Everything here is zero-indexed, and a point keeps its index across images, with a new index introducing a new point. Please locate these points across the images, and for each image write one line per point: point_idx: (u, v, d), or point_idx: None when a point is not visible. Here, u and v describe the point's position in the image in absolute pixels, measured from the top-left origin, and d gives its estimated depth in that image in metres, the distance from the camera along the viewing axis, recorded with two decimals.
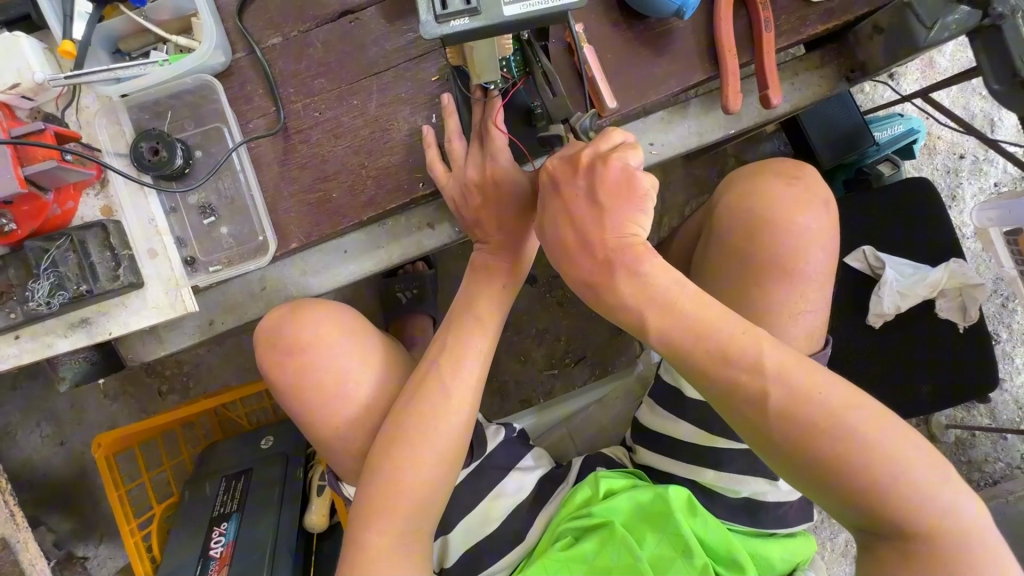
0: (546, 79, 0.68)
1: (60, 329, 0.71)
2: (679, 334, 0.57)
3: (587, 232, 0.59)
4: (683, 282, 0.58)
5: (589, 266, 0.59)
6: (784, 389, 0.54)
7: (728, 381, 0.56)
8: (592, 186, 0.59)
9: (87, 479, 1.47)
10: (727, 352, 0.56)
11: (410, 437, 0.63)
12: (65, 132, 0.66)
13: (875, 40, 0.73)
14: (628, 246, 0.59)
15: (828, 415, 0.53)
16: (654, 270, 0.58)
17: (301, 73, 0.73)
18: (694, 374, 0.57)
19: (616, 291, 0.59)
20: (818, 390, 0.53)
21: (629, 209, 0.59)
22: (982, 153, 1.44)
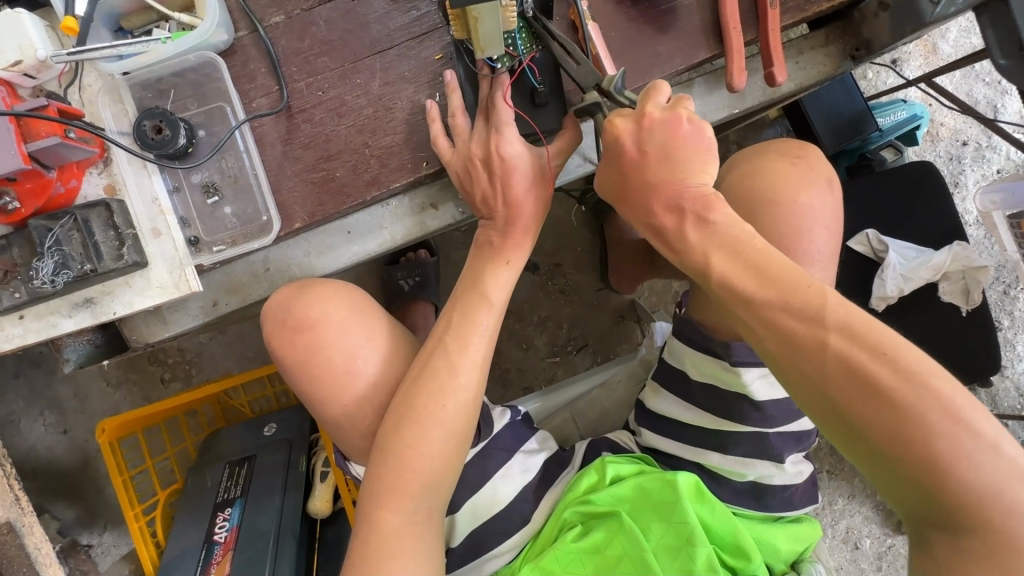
0: (561, 50, 0.66)
1: (64, 309, 0.71)
2: (739, 278, 0.56)
3: (663, 185, 0.60)
4: (751, 235, 0.58)
5: (666, 218, 0.60)
6: (847, 341, 0.51)
7: (782, 328, 0.54)
8: (665, 142, 0.60)
9: (92, 467, 1.48)
10: (788, 300, 0.54)
11: (421, 415, 0.63)
12: (68, 108, 0.66)
13: (881, 17, 0.72)
14: (698, 196, 0.59)
15: (893, 377, 0.50)
16: (725, 220, 0.58)
17: (304, 52, 0.73)
18: (746, 320, 0.56)
19: (684, 238, 0.59)
20: (886, 350, 0.51)
21: (696, 160, 0.60)
22: (985, 139, 1.43)
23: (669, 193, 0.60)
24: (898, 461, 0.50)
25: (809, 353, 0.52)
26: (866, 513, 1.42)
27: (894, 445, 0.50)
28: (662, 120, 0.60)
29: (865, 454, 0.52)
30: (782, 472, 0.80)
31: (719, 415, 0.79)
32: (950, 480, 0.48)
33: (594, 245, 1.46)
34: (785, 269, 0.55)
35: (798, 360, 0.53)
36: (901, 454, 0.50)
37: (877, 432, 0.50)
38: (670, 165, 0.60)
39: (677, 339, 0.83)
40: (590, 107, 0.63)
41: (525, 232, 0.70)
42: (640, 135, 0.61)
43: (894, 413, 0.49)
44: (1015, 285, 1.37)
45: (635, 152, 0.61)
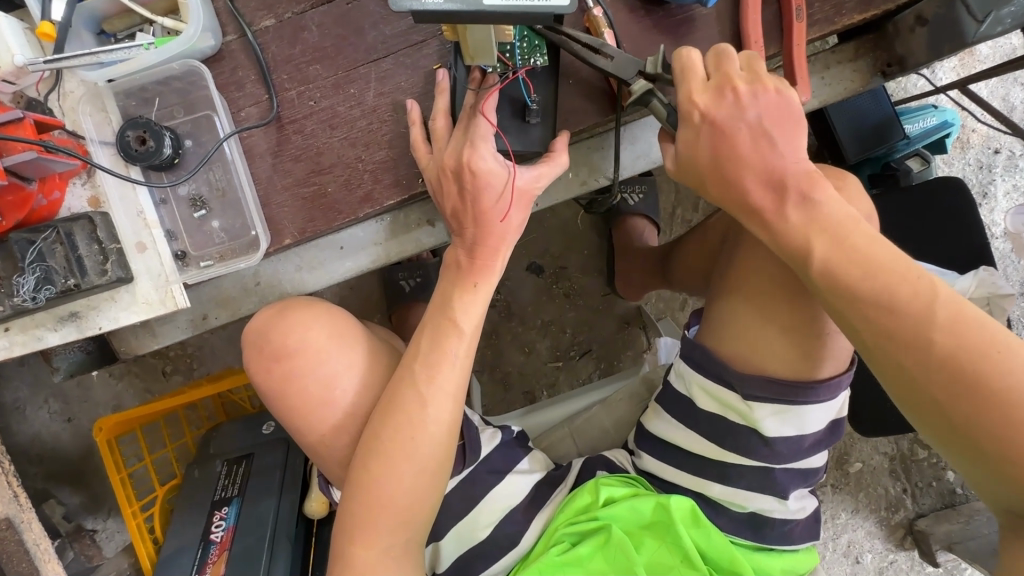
0: (588, 50, 0.63)
1: (49, 323, 0.69)
2: (841, 267, 0.55)
3: (757, 162, 0.58)
4: (853, 220, 0.56)
5: (765, 196, 0.58)
6: (954, 338, 0.51)
7: (886, 322, 0.53)
8: (760, 117, 0.58)
9: (96, 455, 1.49)
10: (894, 294, 0.52)
11: (389, 451, 0.61)
12: (46, 119, 0.63)
13: (917, 32, 0.66)
14: (800, 174, 0.57)
15: (1004, 377, 0.49)
16: (828, 201, 0.56)
17: (295, 58, 0.69)
18: (845, 313, 0.55)
19: (784, 221, 0.57)
20: (999, 348, 0.50)
21: (791, 129, 0.58)
22: (1019, 148, 1.35)
23: (765, 169, 0.58)
24: (996, 460, 0.50)
25: (912, 349, 0.52)
26: (869, 528, 1.39)
27: (996, 445, 0.50)
28: (751, 92, 0.58)
29: (958, 448, 0.52)
30: (784, 507, 0.77)
31: (723, 446, 0.76)
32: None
33: (602, 249, 1.42)
34: (891, 259, 0.53)
35: (900, 356, 0.52)
36: (1003, 454, 0.50)
37: (979, 431, 0.50)
38: (762, 140, 0.58)
39: (685, 363, 0.78)
40: (644, 97, 0.61)
41: (494, 253, 0.64)
42: (727, 105, 0.59)
43: (999, 414, 0.49)
44: None
45: (724, 122, 0.58)
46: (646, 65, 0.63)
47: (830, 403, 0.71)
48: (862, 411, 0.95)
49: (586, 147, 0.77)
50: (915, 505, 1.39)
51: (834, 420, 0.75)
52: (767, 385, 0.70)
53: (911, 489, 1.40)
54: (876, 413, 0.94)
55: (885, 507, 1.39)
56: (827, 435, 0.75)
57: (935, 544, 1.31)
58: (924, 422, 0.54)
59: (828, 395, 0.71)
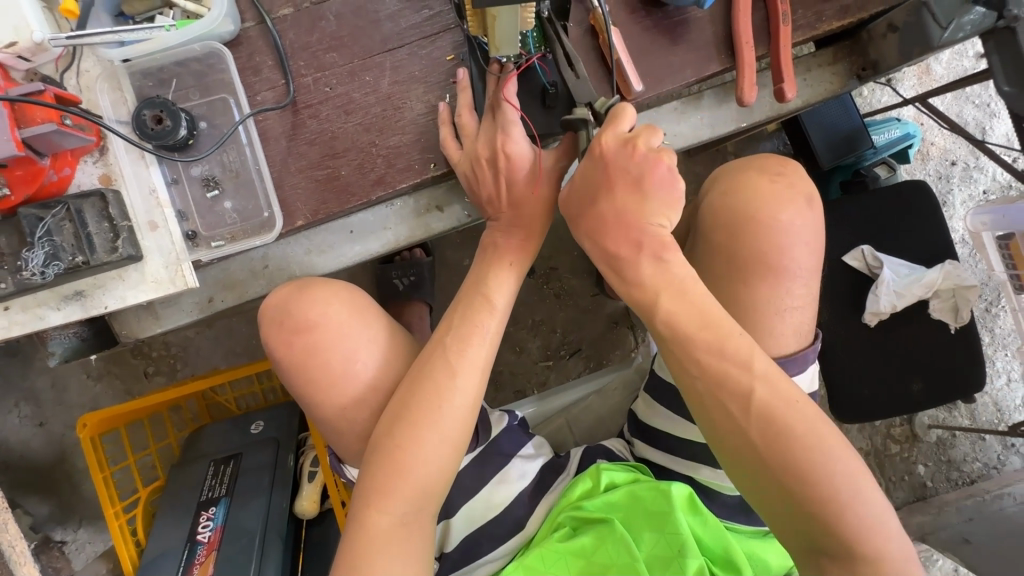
0: (565, 58, 0.66)
1: (52, 302, 0.68)
2: (682, 316, 0.60)
3: (625, 219, 0.61)
4: (694, 277, 0.62)
5: (624, 247, 0.62)
6: (770, 389, 0.57)
7: (715, 370, 0.58)
8: (643, 179, 0.60)
9: (69, 462, 1.41)
10: (722, 346, 0.58)
11: (414, 418, 0.62)
12: (65, 94, 0.64)
13: (889, 38, 0.73)
14: (658, 237, 0.61)
15: (802, 424, 0.56)
16: (676, 262, 0.62)
17: (312, 46, 0.71)
18: (683, 361, 0.60)
19: (637, 272, 0.62)
20: (798, 399, 0.57)
21: (663, 202, 0.61)
22: (973, 160, 1.47)
23: (630, 225, 0.61)
24: (798, 499, 0.55)
25: (736, 395, 0.57)
26: None
27: (798, 486, 0.55)
28: (643, 159, 0.59)
29: (773, 492, 0.57)
30: None
31: (706, 429, 0.79)
32: (841, 517, 0.54)
33: (591, 251, 1.45)
34: (721, 315, 0.60)
35: (726, 401, 0.57)
36: (805, 494, 0.55)
37: (785, 473, 0.56)
38: (638, 201, 0.60)
39: (665, 355, 0.81)
40: (574, 126, 0.65)
41: (526, 232, 0.68)
42: (615, 163, 0.60)
43: (797, 456, 0.55)
44: (997, 302, 1.41)
45: (608, 177, 0.60)
46: (596, 103, 0.64)
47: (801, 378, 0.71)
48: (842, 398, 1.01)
49: None
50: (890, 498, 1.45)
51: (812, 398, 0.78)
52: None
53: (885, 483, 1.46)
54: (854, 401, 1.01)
55: None
56: None
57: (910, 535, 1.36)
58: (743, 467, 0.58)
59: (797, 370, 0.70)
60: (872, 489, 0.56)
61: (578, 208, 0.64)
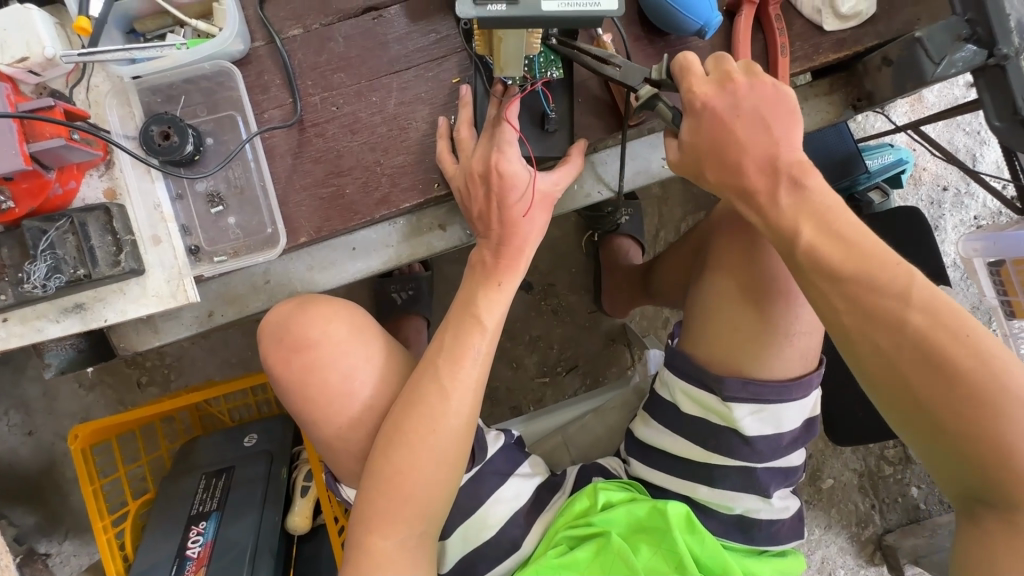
0: (596, 61, 0.67)
1: (51, 314, 0.68)
2: (827, 248, 0.59)
3: (755, 149, 0.62)
4: (842, 208, 0.61)
5: (760, 179, 0.63)
6: (928, 322, 0.55)
7: (866, 305, 0.58)
8: (756, 106, 0.62)
9: (56, 473, 1.38)
10: (875, 280, 0.57)
11: (410, 441, 0.63)
12: (74, 110, 0.64)
13: (884, 70, 0.75)
14: (795, 162, 0.62)
15: (970, 358, 0.54)
16: (820, 186, 0.61)
17: (320, 66, 0.72)
18: (828, 293, 0.59)
19: (779, 203, 0.62)
20: (968, 332, 0.55)
21: (785, 122, 0.63)
22: (964, 186, 1.50)
23: (761, 155, 0.62)
24: (959, 437, 0.55)
25: (886, 327, 0.57)
26: (842, 544, 1.43)
27: (960, 423, 0.54)
28: (748, 85, 0.63)
29: (925, 426, 0.57)
30: (769, 506, 0.80)
31: (707, 448, 0.78)
32: (1012, 460, 0.53)
33: (589, 267, 1.46)
34: (876, 246, 0.58)
35: (875, 333, 0.57)
36: (969, 433, 0.54)
37: (944, 408, 0.55)
38: (758, 128, 0.62)
39: (669, 371, 0.82)
40: (650, 101, 0.66)
41: (518, 253, 0.69)
42: (721, 97, 0.63)
43: (962, 392, 0.54)
44: (989, 326, 1.42)
45: (724, 111, 0.63)
46: (651, 73, 0.67)
47: (802, 401, 0.76)
48: (838, 420, 1.00)
49: (592, 160, 0.82)
50: (883, 521, 1.45)
51: (807, 418, 0.79)
52: (744, 386, 0.74)
53: (879, 505, 1.45)
54: (852, 424, 0.99)
55: (856, 523, 1.44)
56: (801, 433, 0.78)
57: (903, 559, 1.36)
58: (892, 400, 0.58)
59: (799, 394, 0.75)
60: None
61: (704, 144, 0.64)
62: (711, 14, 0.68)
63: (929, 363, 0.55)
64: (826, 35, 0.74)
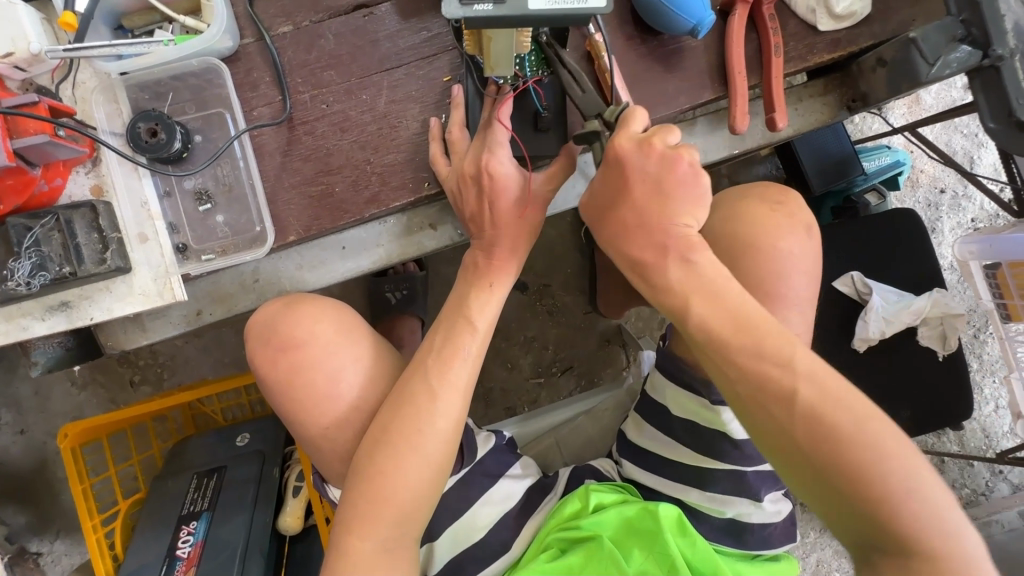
0: (568, 73, 0.66)
1: (37, 312, 0.67)
2: (716, 319, 0.58)
3: (647, 224, 0.60)
4: (727, 277, 0.60)
5: (648, 251, 0.61)
6: (811, 386, 0.55)
7: (754, 374, 0.56)
8: (660, 178, 0.59)
9: (48, 472, 1.38)
10: (761, 349, 0.56)
11: (397, 443, 0.62)
12: (60, 106, 0.64)
13: (878, 72, 0.74)
14: (682, 237, 0.60)
15: (851, 423, 0.54)
16: (705, 259, 0.60)
17: (310, 64, 0.72)
18: (720, 365, 0.58)
19: (666, 275, 0.60)
20: (846, 397, 0.55)
21: (687, 201, 0.60)
22: (962, 188, 1.49)
23: (653, 228, 0.60)
24: (854, 501, 0.54)
25: (776, 399, 0.55)
26: (837, 546, 1.43)
27: (853, 488, 0.53)
28: (654, 156, 0.59)
29: (822, 494, 0.55)
30: (761, 510, 0.78)
31: (699, 450, 0.78)
32: (901, 517, 0.52)
33: (584, 268, 1.45)
34: (758, 315, 0.58)
35: (765, 402, 0.56)
36: (861, 497, 0.53)
37: (836, 474, 0.54)
38: (658, 202, 0.60)
39: (660, 374, 0.81)
40: (586, 139, 0.63)
41: (510, 254, 0.68)
42: (628, 162, 0.60)
43: (852, 458, 0.53)
44: (985, 329, 1.42)
45: (631, 176, 0.60)
46: (603, 112, 0.64)
47: None
48: None
49: (585, 159, 0.81)
50: None
51: None
52: None
53: None
54: None
55: None
56: None
57: None
58: (789, 471, 0.57)
59: None
60: (934, 484, 0.53)
61: (604, 212, 0.62)
62: (704, 14, 0.67)
63: (814, 428, 0.54)
64: (820, 35, 0.74)
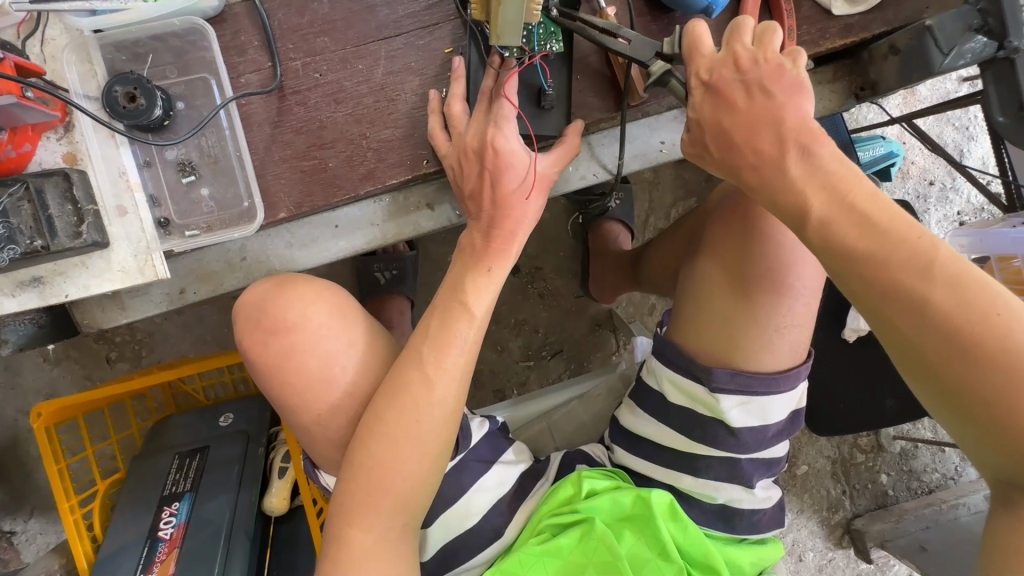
0: (601, 34, 0.64)
1: (6, 288, 0.63)
2: (842, 226, 0.56)
3: (759, 118, 0.59)
4: (859, 180, 0.57)
5: (768, 150, 0.59)
6: (954, 301, 0.52)
7: (887, 284, 0.54)
8: (762, 77, 0.59)
9: (19, 450, 1.32)
10: (896, 257, 0.53)
11: (392, 431, 0.61)
12: (27, 64, 0.59)
13: (890, 60, 0.73)
14: (802, 128, 0.58)
15: (998, 338, 0.51)
16: (830, 156, 0.57)
17: (302, 29, 0.67)
18: (846, 274, 0.56)
19: (786, 173, 0.58)
20: (997, 312, 0.51)
21: (794, 92, 0.58)
22: (950, 181, 1.51)
23: (770, 124, 0.58)
24: (998, 420, 0.52)
25: (910, 311, 0.53)
26: (813, 528, 1.47)
27: (992, 408, 0.51)
28: (752, 58, 0.59)
29: (957, 407, 0.54)
30: (751, 496, 0.80)
31: (693, 438, 0.78)
32: None
33: (577, 251, 1.43)
34: (894, 221, 0.54)
35: (896, 316, 0.54)
36: (1001, 418, 0.51)
37: (973, 392, 0.52)
38: (761, 99, 0.59)
39: (656, 359, 0.81)
40: (664, 77, 0.62)
41: (510, 238, 0.66)
42: (727, 69, 0.60)
43: (992, 378, 0.51)
44: None
45: (727, 84, 0.60)
46: (663, 47, 0.64)
47: (790, 394, 0.75)
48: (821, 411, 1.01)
49: (588, 141, 0.78)
50: (853, 506, 1.48)
51: (795, 411, 0.78)
52: (733, 377, 0.73)
53: (850, 491, 1.49)
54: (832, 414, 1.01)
55: (827, 508, 1.48)
56: (787, 425, 0.78)
57: (870, 542, 1.40)
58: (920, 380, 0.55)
59: (788, 386, 0.75)
60: None
61: (709, 120, 0.61)
62: None
63: (952, 342, 0.52)
64: (834, 19, 0.72)
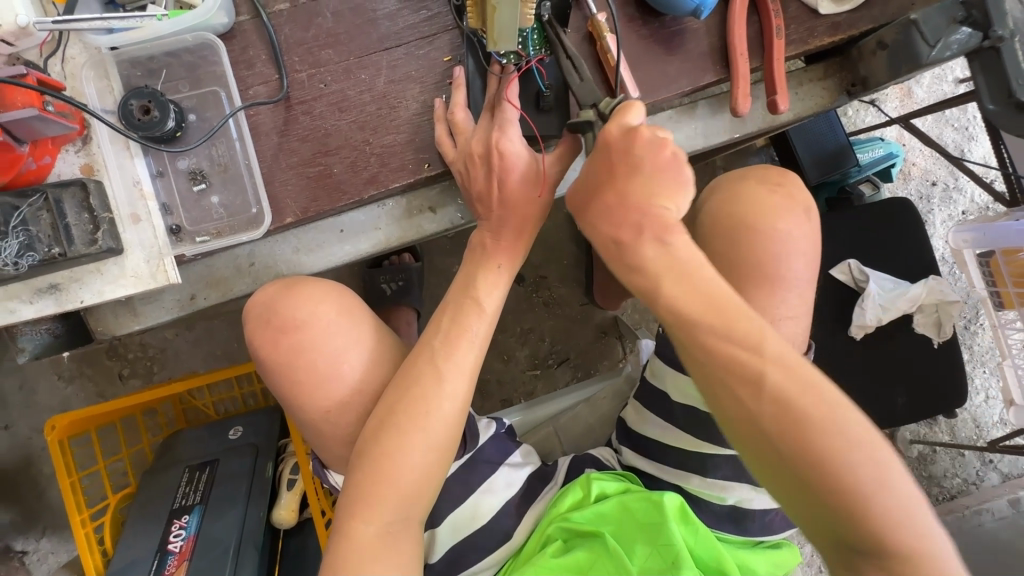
0: (568, 61, 0.66)
1: (25, 295, 0.65)
2: (687, 302, 0.56)
3: (627, 200, 0.59)
4: (704, 266, 0.58)
5: (625, 228, 0.59)
6: (782, 375, 0.52)
7: (722, 357, 0.54)
8: (642, 161, 0.58)
9: (33, 468, 1.34)
10: (730, 330, 0.54)
11: (401, 423, 0.61)
12: (49, 80, 0.63)
13: (878, 55, 0.74)
14: (658, 219, 0.58)
15: (822, 413, 0.51)
16: (680, 243, 0.58)
17: (307, 43, 0.70)
18: (691, 345, 0.55)
19: (640, 254, 0.58)
20: (817, 385, 0.52)
21: (666, 183, 0.58)
22: (953, 180, 1.51)
23: (635, 207, 0.59)
24: (822, 493, 0.51)
25: (746, 382, 0.53)
26: None
27: (816, 480, 0.50)
28: (646, 142, 0.58)
29: (785, 479, 0.52)
30: (761, 496, 0.79)
31: (697, 437, 0.78)
32: (869, 515, 0.49)
33: (580, 260, 1.44)
34: (728, 299, 0.56)
35: (734, 388, 0.53)
36: (828, 489, 0.50)
37: (803, 465, 0.51)
38: (642, 180, 0.58)
39: (659, 361, 0.81)
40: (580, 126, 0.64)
41: (518, 233, 0.67)
42: (615, 148, 0.59)
43: (821, 446, 0.50)
44: (976, 319, 1.45)
45: (613, 162, 0.59)
46: (603, 100, 0.63)
47: None
48: None
49: None
50: None
51: None
52: None
53: None
54: None
55: None
56: None
57: None
58: (755, 457, 0.53)
59: None
60: (901, 480, 0.50)
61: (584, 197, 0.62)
62: None
63: (782, 416, 0.51)
64: (821, 18, 0.74)
